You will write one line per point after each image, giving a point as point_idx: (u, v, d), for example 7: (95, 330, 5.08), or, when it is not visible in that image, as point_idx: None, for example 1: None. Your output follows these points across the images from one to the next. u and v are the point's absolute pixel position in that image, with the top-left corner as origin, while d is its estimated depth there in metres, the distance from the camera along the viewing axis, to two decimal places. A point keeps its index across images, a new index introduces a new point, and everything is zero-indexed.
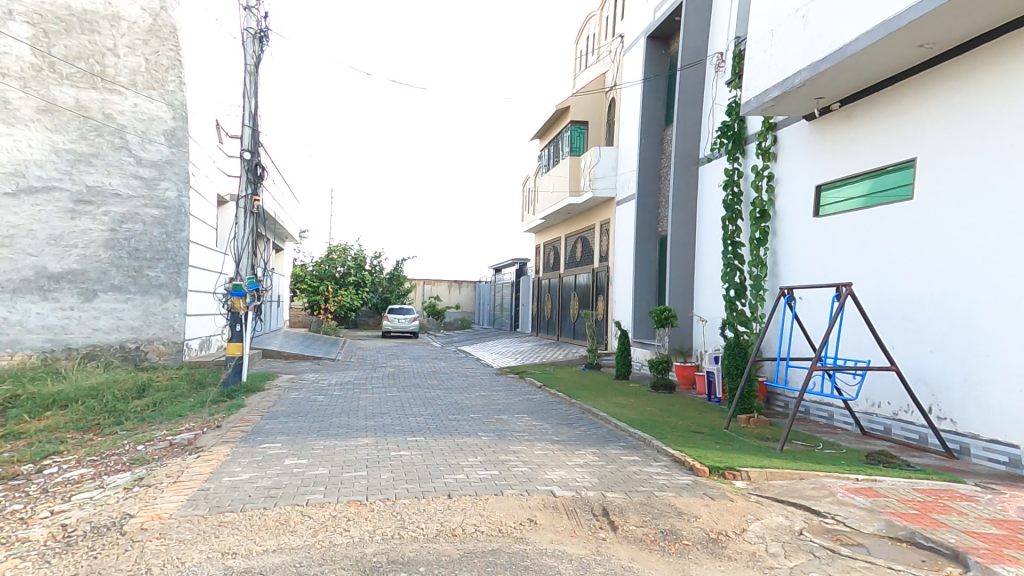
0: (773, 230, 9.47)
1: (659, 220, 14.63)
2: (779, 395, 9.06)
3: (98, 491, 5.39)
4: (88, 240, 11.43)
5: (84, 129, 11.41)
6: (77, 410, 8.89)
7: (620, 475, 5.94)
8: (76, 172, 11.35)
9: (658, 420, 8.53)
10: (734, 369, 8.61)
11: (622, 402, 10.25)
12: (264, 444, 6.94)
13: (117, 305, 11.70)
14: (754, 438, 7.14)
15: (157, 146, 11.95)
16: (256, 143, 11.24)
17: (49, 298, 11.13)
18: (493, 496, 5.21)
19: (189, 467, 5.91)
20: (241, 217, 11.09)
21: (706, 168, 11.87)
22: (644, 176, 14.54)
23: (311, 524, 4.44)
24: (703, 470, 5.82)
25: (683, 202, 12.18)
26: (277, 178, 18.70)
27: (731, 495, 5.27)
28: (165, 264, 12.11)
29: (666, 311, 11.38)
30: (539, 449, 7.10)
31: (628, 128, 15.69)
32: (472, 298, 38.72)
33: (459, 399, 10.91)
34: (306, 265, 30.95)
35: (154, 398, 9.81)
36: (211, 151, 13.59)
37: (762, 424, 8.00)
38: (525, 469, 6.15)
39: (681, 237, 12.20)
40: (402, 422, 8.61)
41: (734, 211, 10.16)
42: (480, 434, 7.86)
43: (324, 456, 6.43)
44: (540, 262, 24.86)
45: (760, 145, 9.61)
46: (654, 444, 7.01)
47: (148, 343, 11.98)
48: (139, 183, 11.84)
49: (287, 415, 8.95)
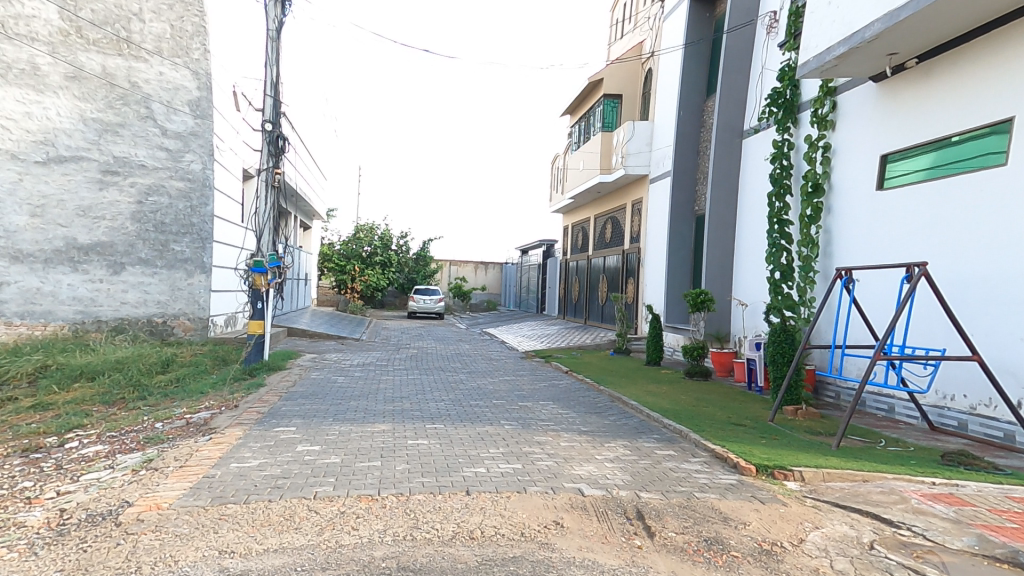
0: (827, 206, 8.60)
1: (696, 199, 13.78)
2: (830, 384, 8.28)
3: (107, 472, 5.19)
4: (115, 213, 11.37)
5: (111, 98, 11.28)
6: (103, 383, 8.84)
7: (656, 472, 5.40)
8: (104, 142, 11.25)
9: (694, 410, 7.93)
10: (780, 356, 7.87)
11: (655, 390, 9.66)
12: (278, 427, 6.66)
13: (144, 279, 11.66)
14: (804, 433, 6.49)
15: (181, 117, 11.76)
16: (278, 114, 10.88)
17: (80, 270, 11.16)
18: (515, 494, 4.78)
19: (200, 450, 5.66)
20: (262, 191, 10.82)
21: (752, 140, 10.98)
22: (681, 151, 13.64)
23: (318, 521, 4.09)
24: (749, 469, 5.21)
25: (725, 177, 11.32)
26: (303, 155, 18.49)
27: (784, 498, 4.67)
28: (189, 239, 11.98)
29: (701, 294, 10.68)
30: (566, 440, 6.61)
31: (666, 99, 14.76)
32: (498, 280, 38.36)
33: (482, 383, 10.51)
34: (333, 244, 31.02)
35: (177, 374, 9.72)
36: (235, 124, 13.35)
37: (813, 416, 7.29)
38: (551, 463, 5.68)
39: (722, 216, 11.37)
40: (421, 407, 8.25)
41: (782, 187, 9.31)
42: (503, 422, 7.43)
43: (339, 443, 6.10)
44: (567, 243, 24.16)
45: (816, 112, 8.71)
46: (692, 437, 6.44)
47: (174, 318, 11.96)
48: (164, 155, 11.69)
49: (306, 396, 8.71)
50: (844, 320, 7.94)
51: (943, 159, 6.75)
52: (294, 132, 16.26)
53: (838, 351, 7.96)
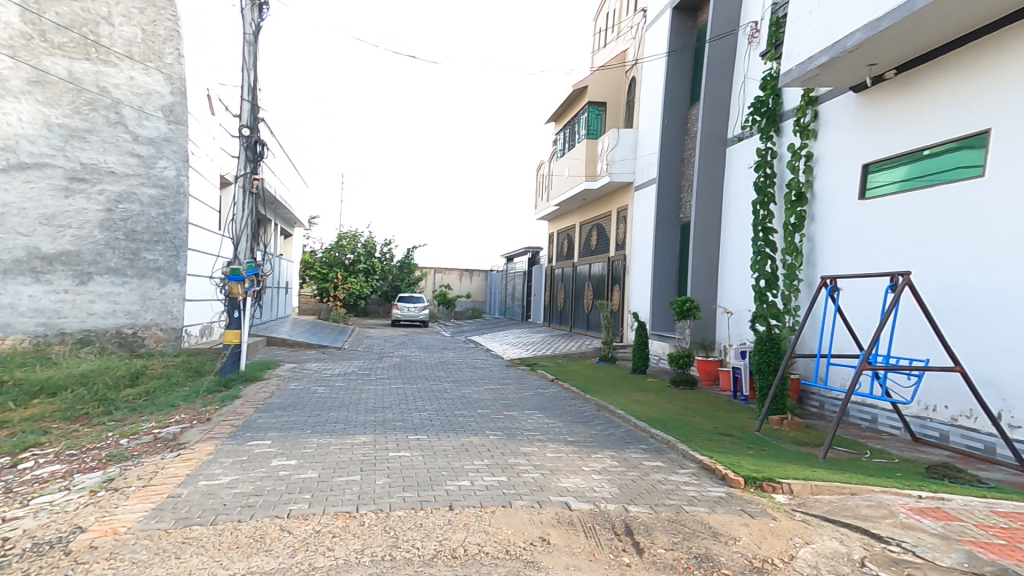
0: (810, 215, 8.64)
1: (681, 206, 13.81)
2: (815, 394, 8.26)
3: (61, 495, 4.89)
4: (82, 220, 10.97)
5: (78, 103, 10.91)
6: (65, 399, 8.43)
7: (644, 484, 5.27)
8: (71, 147, 10.87)
9: (682, 419, 7.84)
10: (766, 365, 7.83)
11: (641, 399, 9.57)
12: (252, 442, 6.39)
13: (113, 288, 11.27)
14: (790, 443, 6.43)
15: (154, 122, 11.47)
16: (256, 119, 10.64)
17: (42, 280, 10.71)
18: (500, 508, 4.60)
19: (166, 468, 5.38)
20: (239, 197, 10.54)
21: (735, 149, 11.04)
22: (666, 159, 13.69)
23: (290, 543, 3.85)
24: (738, 481, 5.11)
25: (709, 185, 11.35)
26: (284, 160, 18.18)
27: (773, 512, 4.57)
28: (163, 247, 11.66)
29: (687, 302, 10.65)
30: (552, 451, 6.46)
31: (650, 108, 14.83)
32: (483, 287, 38.17)
33: (466, 392, 10.31)
34: (315, 252, 30.57)
35: (147, 387, 9.34)
36: (211, 128, 13.04)
37: (799, 426, 7.24)
38: (536, 476, 5.52)
39: (706, 224, 11.39)
40: (403, 417, 8.02)
41: (766, 195, 9.35)
42: (487, 433, 7.24)
43: (315, 457, 5.86)
44: (552, 250, 24.12)
45: (798, 122, 8.77)
46: (679, 447, 6.33)
47: (146, 328, 11.59)
48: (135, 161, 11.36)
49: (283, 408, 8.43)
50: (830, 329, 7.94)
51: (919, 169, 6.86)
52: (273, 136, 15.96)
53: (823, 360, 7.95)
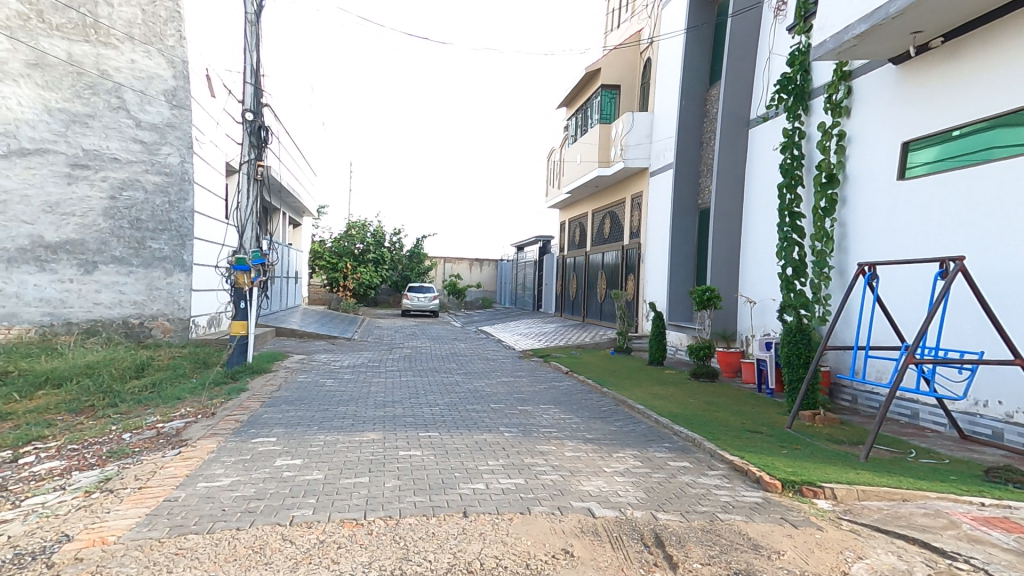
0: (842, 197, 8.11)
1: (700, 192, 13.26)
2: (846, 387, 7.81)
3: (55, 495, 4.65)
4: (86, 208, 10.74)
5: (78, 87, 10.63)
6: (71, 390, 8.24)
7: (672, 487, 4.90)
8: (71, 134, 10.61)
9: (706, 415, 7.45)
10: (796, 358, 7.37)
11: (661, 392, 9.17)
12: (256, 438, 6.11)
13: (119, 278, 11.06)
14: (825, 442, 6.01)
15: (157, 107, 11.16)
16: (259, 103, 10.28)
17: (47, 269, 10.52)
18: (518, 515, 4.26)
19: (165, 467, 5.10)
20: (244, 184, 10.23)
21: (759, 130, 10.48)
22: (683, 142, 13.14)
23: (292, 554, 3.54)
24: (775, 485, 4.72)
25: (731, 169, 10.81)
26: (291, 148, 17.84)
27: (818, 521, 4.17)
28: (168, 236, 11.38)
29: (707, 292, 10.20)
30: (571, 450, 6.11)
31: (667, 90, 14.24)
32: (493, 277, 37.80)
33: (478, 385, 9.99)
34: (324, 241, 30.39)
35: (153, 378, 9.12)
36: (216, 115, 12.73)
37: (832, 422, 6.81)
38: (556, 477, 5.16)
39: (727, 209, 10.88)
40: (414, 413, 7.72)
41: (793, 177, 8.80)
42: (502, 429, 6.90)
43: (322, 456, 5.56)
44: (564, 239, 23.65)
45: (830, 98, 8.20)
46: (706, 447, 5.95)
47: (153, 319, 11.39)
48: (139, 148, 11.08)
49: (291, 402, 8.16)
50: (869, 320, 7.45)
51: (948, 151, 6.56)
52: (279, 123, 15.64)
53: (859, 353, 7.49)
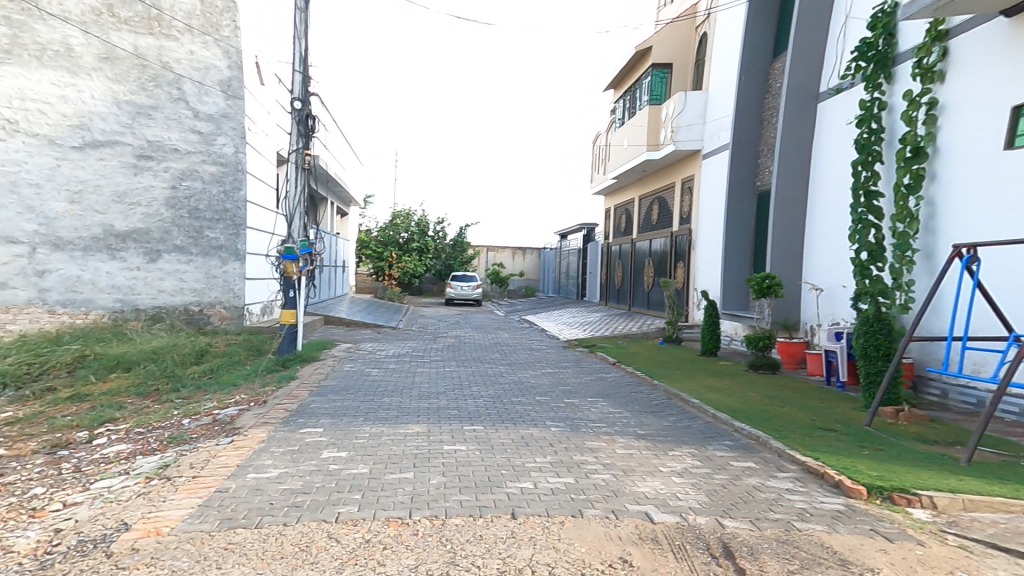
0: (931, 173, 7.32)
1: (758, 172, 12.45)
2: (933, 380, 7.13)
3: (120, 479, 4.74)
4: (150, 198, 11.17)
5: (143, 79, 11.03)
6: (138, 374, 8.60)
7: (737, 491, 4.49)
8: (137, 125, 11.03)
9: (769, 411, 6.93)
10: (874, 349, 6.73)
11: (717, 386, 8.65)
12: (305, 428, 6.11)
13: (180, 266, 11.47)
14: (914, 442, 5.44)
15: (213, 98, 11.47)
16: (307, 91, 10.34)
17: (117, 258, 11.03)
18: (570, 518, 4.00)
19: (218, 456, 5.13)
20: (293, 173, 10.35)
21: (829, 103, 9.67)
22: (742, 119, 12.34)
23: (338, 554, 3.42)
24: (859, 492, 4.23)
25: (795, 146, 10.03)
26: (337, 138, 18.08)
27: (919, 535, 3.68)
28: (223, 225, 11.72)
29: (767, 279, 9.54)
30: (623, 447, 5.78)
31: (725, 65, 13.43)
32: (536, 266, 37.50)
33: (523, 377, 9.76)
34: (370, 231, 30.93)
35: (211, 365, 9.39)
36: (267, 105, 12.95)
37: (918, 419, 6.18)
38: (608, 477, 4.85)
39: (791, 190, 10.13)
40: (459, 404, 7.57)
41: (870, 153, 8.04)
42: (549, 423, 6.64)
43: (368, 448, 5.48)
44: (609, 227, 23.01)
45: (920, 62, 7.36)
46: (773, 446, 5.49)
47: (210, 306, 11.76)
48: (197, 138, 11.41)
49: (339, 391, 8.19)
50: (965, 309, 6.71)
51: None
52: (326, 114, 15.85)
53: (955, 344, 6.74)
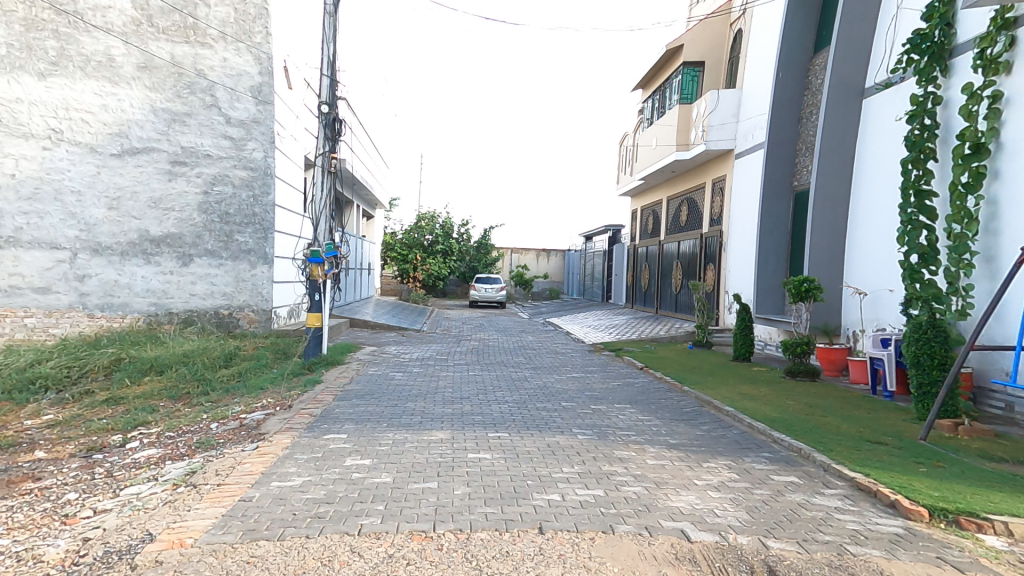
0: (992, 170, 6.85)
1: (795, 172, 11.99)
2: (997, 393, 6.65)
3: (148, 486, 4.74)
4: (183, 204, 11.39)
5: (179, 87, 11.26)
6: (171, 377, 8.74)
7: (780, 508, 4.21)
8: (172, 132, 11.27)
9: (810, 420, 6.58)
10: (928, 357, 6.34)
11: (752, 393, 8.30)
12: (328, 434, 6.05)
13: (211, 270, 11.66)
14: (978, 459, 5.13)
15: (244, 104, 11.61)
16: (335, 95, 10.39)
17: (151, 262, 11.29)
18: (601, 535, 3.79)
19: (242, 463, 5.09)
20: (319, 177, 10.41)
21: (876, 99, 9.21)
22: (779, 117, 11.90)
23: (361, 569, 3.30)
24: (921, 514, 3.99)
25: (837, 144, 9.61)
26: (364, 142, 18.20)
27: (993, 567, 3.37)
28: (253, 229, 11.83)
29: (805, 282, 9.14)
30: (654, 457, 5.53)
31: (761, 62, 12.98)
32: (560, 268, 37.20)
33: (549, 381, 9.56)
34: (395, 234, 31.13)
35: (239, 368, 9.48)
36: (295, 109, 13.07)
37: (979, 434, 5.81)
38: (639, 490, 4.62)
39: (831, 190, 9.72)
40: (484, 410, 7.43)
41: (921, 151, 7.63)
42: (576, 431, 6.43)
43: (391, 456, 5.38)
44: (636, 228, 22.61)
45: (982, 54, 6.90)
46: (817, 459, 5.18)
47: (240, 310, 11.88)
48: (228, 144, 11.58)
49: (362, 395, 8.15)
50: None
51: None
52: (353, 117, 15.96)
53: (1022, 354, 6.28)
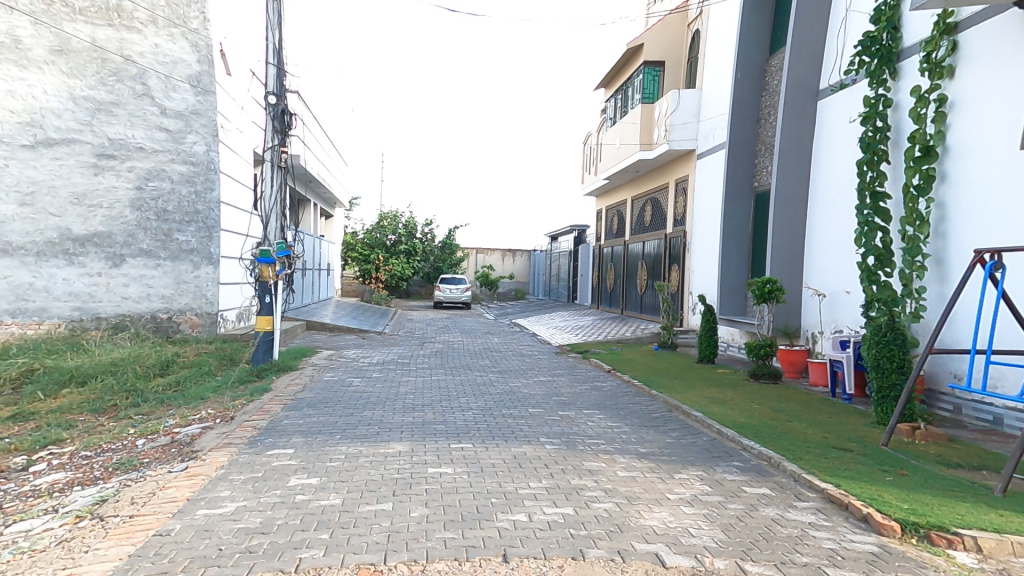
0: (940, 173, 6.93)
1: (755, 173, 12.06)
2: (946, 395, 6.74)
3: (44, 520, 4.16)
4: (113, 200, 10.50)
5: (102, 74, 10.38)
6: (94, 388, 7.96)
7: (755, 525, 3.99)
8: (97, 122, 10.38)
9: (776, 426, 6.47)
10: (886, 361, 6.29)
11: (719, 397, 8.20)
12: (272, 450, 5.53)
13: (147, 271, 10.81)
14: (937, 466, 4.96)
15: (181, 94, 10.82)
16: (283, 85, 9.78)
17: (75, 263, 10.34)
18: (570, 562, 3.47)
19: (165, 488, 4.53)
20: (267, 171, 9.74)
21: (831, 100, 9.28)
22: (738, 118, 11.94)
23: None
24: (893, 529, 3.78)
25: (794, 146, 9.67)
26: (320, 135, 17.40)
27: None
28: (195, 227, 11.05)
29: (768, 284, 9.12)
30: (624, 468, 5.26)
31: (720, 63, 13.04)
32: (527, 267, 37.02)
33: (514, 386, 9.23)
34: (356, 233, 30.23)
35: (178, 376, 8.74)
36: (240, 98, 12.26)
37: (935, 438, 5.70)
38: (610, 507, 4.33)
39: (790, 192, 9.76)
40: (445, 418, 7.03)
41: (875, 153, 7.66)
42: (542, 441, 6.12)
43: (341, 473, 4.91)
44: (601, 229, 22.58)
45: (928, 57, 6.96)
46: (788, 468, 5.01)
47: (180, 314, 11.07)
48: (164, 136, 10.77)
49: (314, 405, 7.61)
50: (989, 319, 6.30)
51: None
52: (305, 108, 15.19)
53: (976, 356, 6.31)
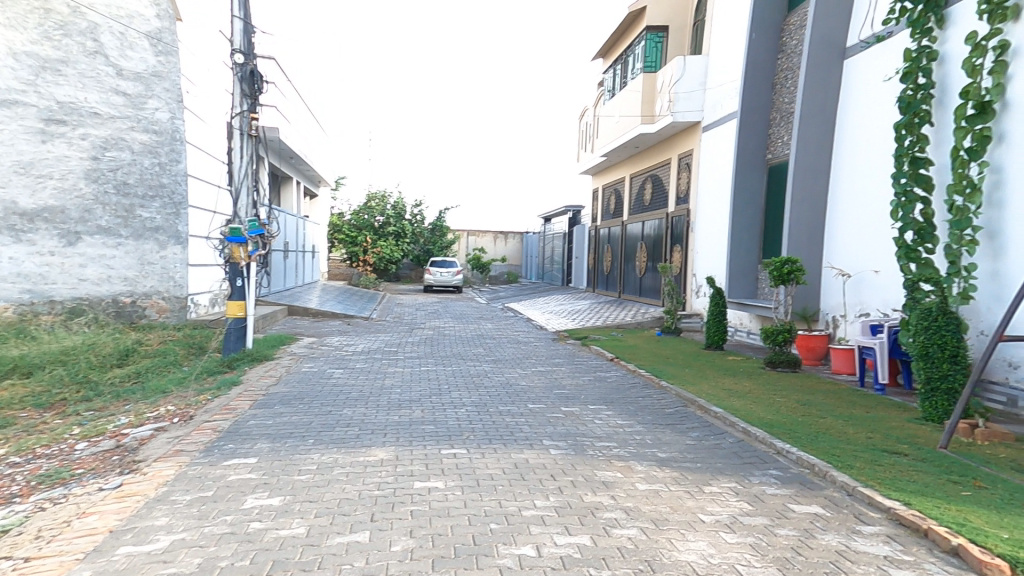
0: (996, 133, 6.11)
1: (769, 144, 11.22)
2: (997, 385, 6.04)
3: None
4: (65, 170, 9.33)
5: (46, 26, 9.12)
6: (41, 380, 7.03)
7: (820, 561, 3.23)
8: (42, 82, 9.13)
9: (811, 424, 5.72)
10: (937, 349, 5.55)
11: (737, 388, 7.44)
12: (230, 460, 4.67)
13: (106, 251, 9.76)
14: (1015, 474, 4.26)
15: (140, 53, 9.80)
16: (250, 42, 8.67)
17: (24, 241, 9.16)
18: None
19: (87, 514, 3.68)
20: (236, 140, 8.69)
21: (860, 57, 8.42)
22: (751, 83, 11.06)
23: None
24: (1000, 570, 3.02)
25: (817, 111, 8.85)
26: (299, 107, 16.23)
27: None
28: (160, 203, 10.20)
29: (787, 264, 8.32)
30: (644, 481, 4.49)
31: (730, 25, 12.06)
32: (518, 250, 36.08)
33: (511, 377, 8.42)
34: (343, 214, 29.05)
35: (138, 367, 7.82)
36: (206, 60, 11.15)
37: (998, 438, 5.03)
38: (635, 535, 3.56)
39: (811, 162, 8.98)
40: (436, 417, 6.22)
41: (916, 114, 6.87)
42: (547, 444, 5.33)
43: (310, 492, 4.07)
44: (596, 209, 21.69)
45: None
46: (837, 480, 4.27)
47: (146, 297, 10.19)
48: (122, 101, 9.72)
49: (287, 401, 6.75)
50: None
51: None
52: (281, 76, 14.06)
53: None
